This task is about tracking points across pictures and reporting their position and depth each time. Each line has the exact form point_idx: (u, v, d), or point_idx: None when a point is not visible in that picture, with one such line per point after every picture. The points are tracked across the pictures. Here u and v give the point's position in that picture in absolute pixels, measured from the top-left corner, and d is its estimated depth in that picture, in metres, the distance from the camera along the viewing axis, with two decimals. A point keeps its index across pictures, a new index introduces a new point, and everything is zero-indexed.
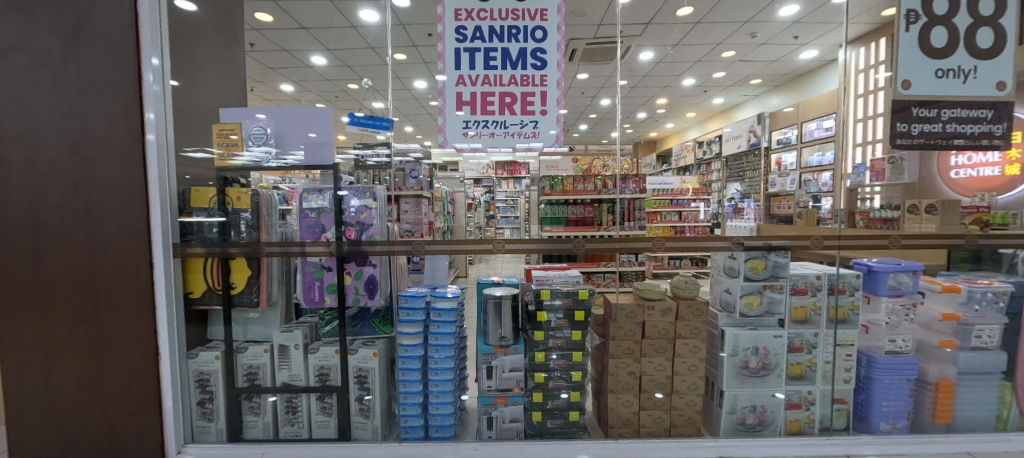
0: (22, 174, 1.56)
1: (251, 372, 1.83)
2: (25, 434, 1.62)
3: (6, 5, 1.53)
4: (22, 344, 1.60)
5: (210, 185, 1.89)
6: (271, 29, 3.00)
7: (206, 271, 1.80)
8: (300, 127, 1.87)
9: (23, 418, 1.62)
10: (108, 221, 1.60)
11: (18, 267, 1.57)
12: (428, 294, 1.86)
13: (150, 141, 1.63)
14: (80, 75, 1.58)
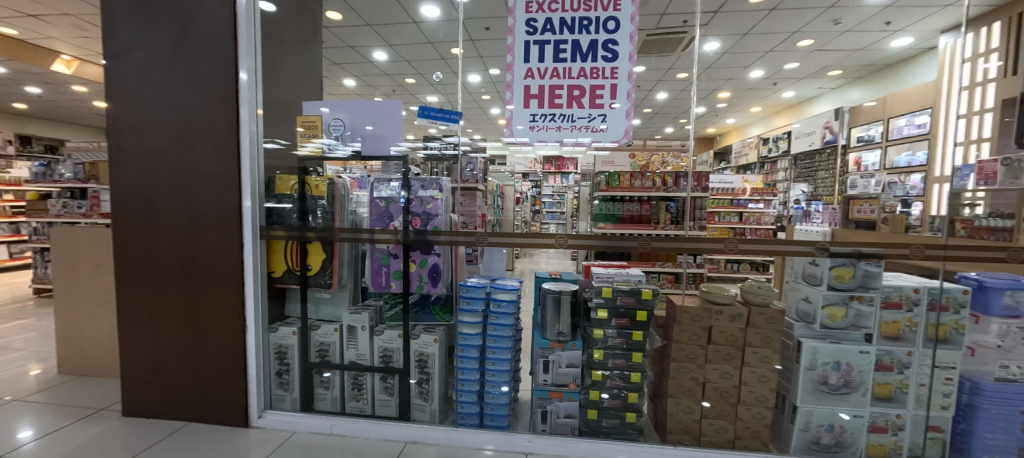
0: (141, 160, 1.77)
1: (322, 349, 1.95)
2: (137, 385, 1.86)
3: (133, 13, 1.74)
4: (138, 308, 1.83)
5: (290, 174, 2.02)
6: (339, 27, 3.10)
7: (287, 253, 1.90)
8: (361, 117, 2.00)
9: (136, 372, 1.86)
10: (207, 204, 1.76)
11: (136, 240, 1.80)
12: (488, 285, 1.89)
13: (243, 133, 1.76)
14: (187, 73, 1.75)
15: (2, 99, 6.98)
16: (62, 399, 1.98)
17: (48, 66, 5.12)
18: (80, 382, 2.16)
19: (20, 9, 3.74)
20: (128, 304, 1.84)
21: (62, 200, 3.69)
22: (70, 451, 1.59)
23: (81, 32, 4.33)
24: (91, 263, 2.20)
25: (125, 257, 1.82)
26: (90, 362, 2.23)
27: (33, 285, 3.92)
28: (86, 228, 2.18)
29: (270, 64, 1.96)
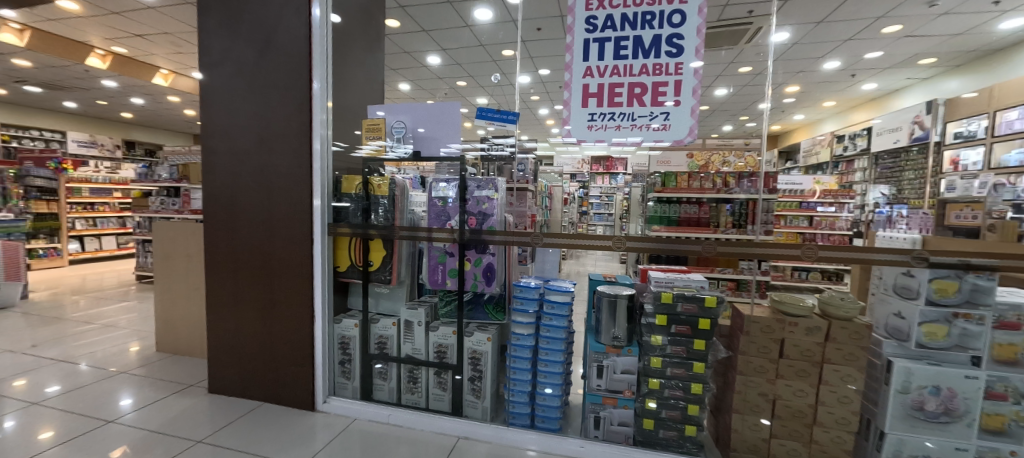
0: (229, 162, 1.95)
1: (381, 342, 2.04)
2: (221, 366, 2.05)
3: (224, 30, 1.91)
4: (223, 296, 2.02)
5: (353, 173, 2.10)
6: (397, 34, 3.28)
7: (350, 250, 2.00)
8: (415, 118, 2.04)
9: (221, 354, 2.05)
10: (282, 203, 1.89)
11: (223, 235, 1.98)
12: (542, 286, 1.90)
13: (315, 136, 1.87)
14: (267, 82, 1.90)
15: (114, 110, 8.07)
16: (159, 374, 2.24)
17: (151, 79, 5.85)
18: (173, 360, 2.42)
19: (131, 31, 4.30)
20: (215, 292, 2.03)
21: (161, 198, 4.19)
22: (167, 422, 1.79)
23: (178, 49, 4.90)
24: (184, 254, 2.46)
25: (214, 249, 2.01)
26: (181, 343, 2.50)
27: (137, 271, 4.49)
28: (182, 222, 2.45)
29: (339, 72, 2.07)
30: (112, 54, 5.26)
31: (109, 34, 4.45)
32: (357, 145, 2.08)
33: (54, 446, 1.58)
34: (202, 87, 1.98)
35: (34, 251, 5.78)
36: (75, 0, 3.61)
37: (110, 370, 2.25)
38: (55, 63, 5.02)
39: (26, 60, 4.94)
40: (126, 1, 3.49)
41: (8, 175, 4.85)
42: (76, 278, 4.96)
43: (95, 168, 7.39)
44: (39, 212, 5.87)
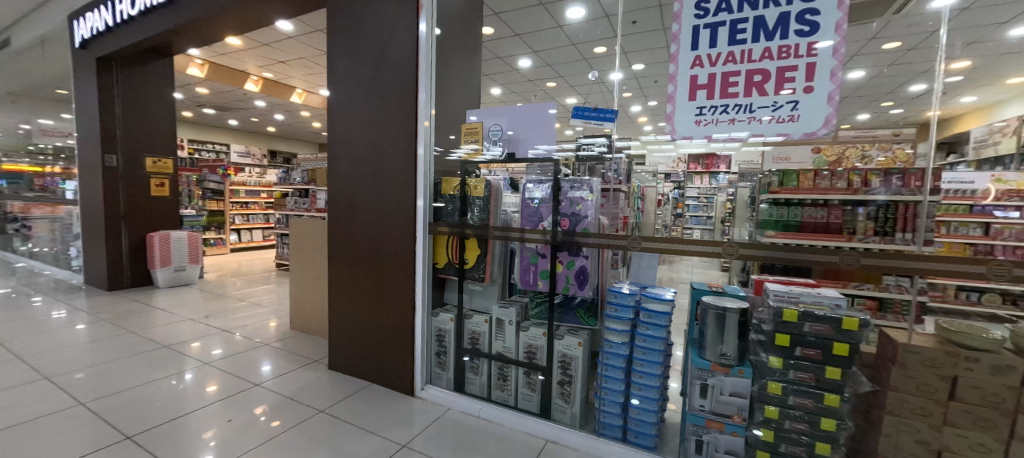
0: (348, 166, 2.17)
1: (473, 338, 2.12)
2: (337, 348, 2.31)
3: (346, 48, 2.11)
4: (341, 286, 2.26)
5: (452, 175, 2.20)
6: (492, 40, 3.48)
7: (448, 248, 2.11)
8: (508, 121, 2.06)
9: (337, 337, 2.31)
10: (391, 202, 2.04)
11: (342, 231, 2.22)
12: (639, 292, 1.79)
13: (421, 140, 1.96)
14: (380, 94, 2.04)
15: (260, 125, 9.81)
16: (291, 348, 2.62)
17: (290, 98, 6.92)
18: (302, 337, 2.82)
19: (277, 58, 5.14)
20: (335, 280, 2.29)
21: (297, 198, 4.99)
22: (298, 390, 2.08)
23: (308, 70, 5.71)
24: (313, 247, 2.85)
25: (335, 244, 2.26)
26: (309, 322, 2.90)
27: (277, 259, 5.37)
28: (310, 218, 2.82)
29: (442, 79, 2.14)
30: (263, 78, 6.37)
31: (260, 62, 5.39)
32: (452, 149, 2.18)
33: (220, 400, 1.94)
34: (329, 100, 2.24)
35: (208, 239, 7.18)
36: (239, 36, 4.42)
37: (257, 341, 2.71)
38: (225, 89, 6.26)
39: (206, 88, 6.23)
40: (273, 33, 4.16)
41: (193, 180, 6.21)
42: (236, 262, 6.13)
43: (249, 173, 9.05)
44: (212, 209, 7.26)
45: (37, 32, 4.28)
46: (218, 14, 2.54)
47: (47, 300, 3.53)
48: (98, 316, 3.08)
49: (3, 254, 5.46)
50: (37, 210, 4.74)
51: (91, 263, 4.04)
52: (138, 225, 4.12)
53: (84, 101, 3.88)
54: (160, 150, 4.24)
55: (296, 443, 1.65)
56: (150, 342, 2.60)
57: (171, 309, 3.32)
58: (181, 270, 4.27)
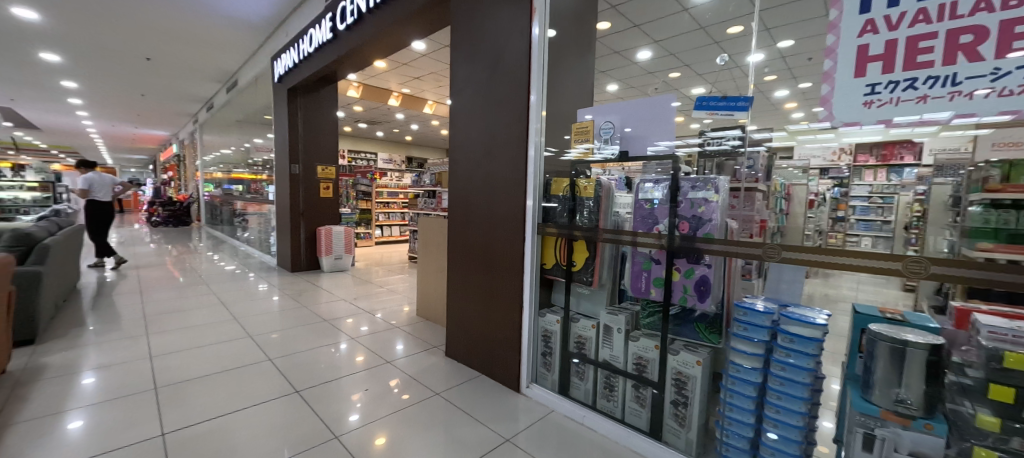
0: (465, 169, 2.33)
1: (580, 342, 2.07)
2: (452, 337, 2.51)
3: (467, 60, 2.27)
4: (457, 280, 2.45)
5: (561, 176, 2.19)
6: (608, 36, 3.38)
7: (556, 249, 2.10)
8: (623, 117, 1.94)
9: (452, 327, 2.50)
10: (503, 203, 2.11)
11: (458, 229, 2.40)
12: (778, 312, 1.49)
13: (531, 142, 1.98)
14: (494, 100, 2.13)
15: (397, 135, 11.37)
16: (416, 332, 2.95)
17: (423, 109, 7.69)
18: (424, 323, 3.14)
19: (413, 75, 5.86)
20: (453, 275, 2.49)
21: (426, 199, 5.60)
22: (420, 371, 2.32)
23: (437, 83, 6.33)
24: (435, 243, 3.14)
25: (452, 241, 2.46)
26: (430, 310, 3.22)
27: (409, 253, 6.12)
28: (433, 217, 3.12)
29: (554, 80, 2.13)
30: (402, 94, 7.24)
31: (399, 79, 6.21)
32: (565, 149, 2.17)
33: (363, 369, 2.30)
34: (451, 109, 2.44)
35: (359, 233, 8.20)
36: (384, 59, 5.18)
37: (392, 323, 3.12)
38: (374, 105, 7.41)
39: (359, 106, 7.48)
40: (410, 53, 4.75)
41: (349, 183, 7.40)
42: (377, 253, 7.21)
43: (391, 175, 9.86)
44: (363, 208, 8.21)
45: (252, 74, 5.74)
46: (370, 44, 3.01)
47: (257, 276, 4.68)
48: (286, 291, 3.96)
49: (233, 240, 7.46)
50: (252, 208, 6.34)
51: (281, 249, 5.15)
52: (312, 220, 5.05)
53: (279, 122, 4.88)
54: (326, 159, 5.14)
55: (418, 419, 1.85)
56: (317, 315, 3.22)
57: (332, 289, 4.07)
58: (339, 258, 5.08)
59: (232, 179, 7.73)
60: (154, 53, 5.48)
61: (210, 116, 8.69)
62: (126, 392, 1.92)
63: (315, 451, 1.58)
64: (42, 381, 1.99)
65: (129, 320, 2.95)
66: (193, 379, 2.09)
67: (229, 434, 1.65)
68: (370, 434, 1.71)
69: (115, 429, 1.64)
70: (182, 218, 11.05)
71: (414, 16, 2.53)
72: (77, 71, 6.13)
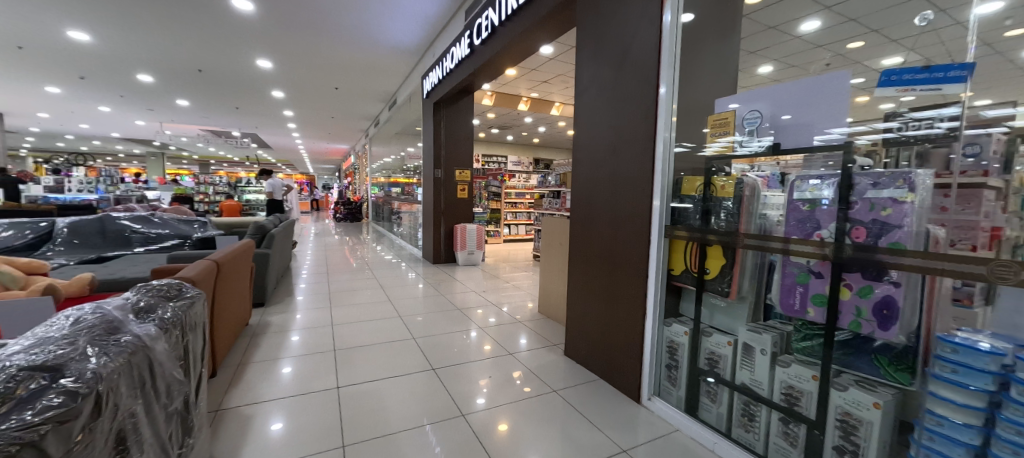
0: (588, 169, 2.31)
1: (712, 359, 1.84)
2: (569, 337, 2.53)
3: (592, 59, 2.25)
4: (576, 281, 2.45)
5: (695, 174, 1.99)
6: (759, 10, 2.91)
7: (686, 254, 1.91)
8: (779, 103, 1.63)
9: (570, 326, 2.52)
10: (627, 203, 2.02)
11: (580, 230, 2.40)
12: (1014, 353, 1.06)
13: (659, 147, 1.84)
14: (621, 96, 2.05)
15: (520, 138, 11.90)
16: (537, 329, 3.04)
17: (551, 111, 7.25)
18: (545, 320, 3.22)
19: (541, 79, 5.69)
20: (573, 275, 2.49)
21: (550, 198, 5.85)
22: (538, 366, 2.41)
23: (565, 86, 6.03)
24: (557, 242, 3.16)
25: (573, 241, 2.48)
26: (551, 309, 3.27)
27: (533, 252, 6.27)
28: (554, 217, 3.19)
29: (689, 68, 1.93)
30: (532, 97, 6.91)
31: (529, 85, 6.06)
32: (704, 144, 1.96)
33: (489, 358, 2.48)
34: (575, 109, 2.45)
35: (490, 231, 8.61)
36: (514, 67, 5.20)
37: (516, 317, 3.29)
38: (506, 112, 7.35)
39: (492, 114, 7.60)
40: (537, 58, 4.71)
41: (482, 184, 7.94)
42: (504, 249, 7.65)
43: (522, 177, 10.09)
44: (493, 208, 8.66)
45: (402, 94, 6.71)
46: (502, 54, 3.23)
47: (406, 265, 5.48)
48: (428, 280, 4.55)
49: (391, 234, 8.91)
50: (405, 207, 7.50)
51: (426, 244, 5.81)
52: (451, 219, 5.51)
53: (426, 134, 5.46)
54: (464, 163, 5.52)
55: (536, 412, 1.91)
56: (452, 304, 3.61)
57: (464, 281, 4.50)
58: (472, 253, 5.47)
59: (388, 183, 9.28)
60: (339, 83, 6.58)
61: (374, 131, 10.61)
62: (317, 350, 2.48)
63: (446, 425, 1.77)
64: (270, 333, 2.72)
65: (322, 295, 3.77)
66: (361, 346, 2.57)
67: (383, 397, 1.96)
68: (493, 418, 1.83)
69: (310, 378, 2.13)
70: (355, 214, 13.67)
71: (543, 21, 2.63)
72: (292, 104, 8.02)
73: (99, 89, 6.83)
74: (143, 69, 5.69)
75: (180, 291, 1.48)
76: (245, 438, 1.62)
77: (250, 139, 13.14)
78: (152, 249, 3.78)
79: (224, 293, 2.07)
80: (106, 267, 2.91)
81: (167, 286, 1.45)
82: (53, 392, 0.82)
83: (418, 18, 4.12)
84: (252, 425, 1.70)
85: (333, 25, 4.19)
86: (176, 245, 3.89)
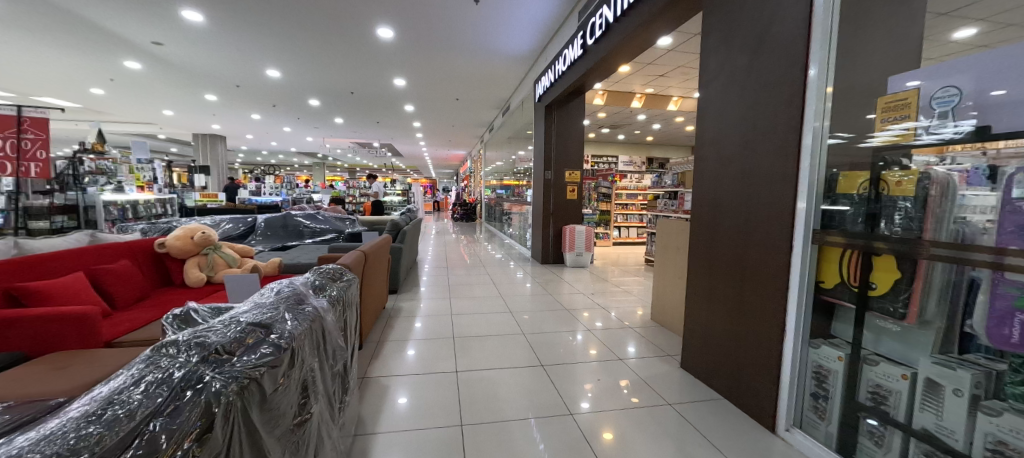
0: (713, 166, 2.12)
1: (878, 393, 1.47)
2: (688, 349, 2.34)
3: (722, 46, 2.05)
4: (696, 288, 2.26)
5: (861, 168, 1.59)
6: None
7: (843, 265, 1.58)
8: (985, 74, 1.16)
9: (688, 337, 2.33)
10: (762, 204, 1.79)
11: (702, 233, 2.21)
12: None
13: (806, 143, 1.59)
14: (757, 82, 1.82)
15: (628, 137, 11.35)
16: (650, 337, 2.89)
17: (667, 107, 6.79)
18: (659, 329, 3.03)
19: (658, 73, 5.39)
20: (693, 283, 2.29)
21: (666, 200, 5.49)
22: (650, 376, 2.29)
23: (685, 78, 5.60)
24: (674, 247, 2.94)
25: (693, 246, 2.30)
26: (667, 317, 3.06)
27: (646, 256, 5.88)
28: (671, 220, 2.98)
29: (859, 41, 1.60)
30: (647, 93, 6.57)
31: (643, 80, 5.80)
32: (866, 135, 1.57)
33: (596, 362, 2.46)
34: (699, 102, 2.26)
35: (598, 232, 8.35)
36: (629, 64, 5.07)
37: (625, 323, 3.18)
38: (617, 111, 7.13)
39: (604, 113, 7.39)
40: (655, 51, 4.51)
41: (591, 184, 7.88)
42: (612, 253, 7.36)
43: (632, 177, 9.56)
44: (603, 210, 8.38)
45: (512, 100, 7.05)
46: (616, 51, 3.18)
47: (515, 264, 5.72)
48: (536, 279, 4.69)
49: (501, 234, 9.43)
50: (514, 208, 7.84)
51: (535, 244, 5.98)
52: (559, 219, 5.58)
53: (536, 137, 5.66)
54: (573, 164, 5.56)
55: (646, 423, 1.81)
56: (560, 304, 3.66)
57: (572, 283, 4.49)
58: (580, 255, 5.43)
59: (500, 185, 9.87)
60: (461, 93, 7.16)
61: (485, 137, 11.39)
62: (439, 335, 2.77)
63: (552, 422, 1.79)
64: (403, 317, 3.15)
65: (444, 287, 4.18)
66: (477, 336, 2.79)
67: (495, 387, 2.08)
68: (599, 423, 1.79)
69: (433, 359, 2.39)
70: (469, 214, 14.71)
71: (664, 12, 2.50)
72: (422, 116, 9.06)
73: (287, 114, 8.81)
74: (315, 96, 7.13)
75: (340, 274, 1.75)
76: (378, 405, 1.88)
77: (386, 149, 15.33)
78: (316, 240, 4.66)
79: (370, 279, 2.45)
80: (289, 253, 3.71)
81: (332, 271, 1.73)
82: (265, 344, 1.03)
83: (533, 25, 4.26)
84: (386, 395, 1.98)
85: (455, 43, 4.64)
86: (333, 238, 4.74)
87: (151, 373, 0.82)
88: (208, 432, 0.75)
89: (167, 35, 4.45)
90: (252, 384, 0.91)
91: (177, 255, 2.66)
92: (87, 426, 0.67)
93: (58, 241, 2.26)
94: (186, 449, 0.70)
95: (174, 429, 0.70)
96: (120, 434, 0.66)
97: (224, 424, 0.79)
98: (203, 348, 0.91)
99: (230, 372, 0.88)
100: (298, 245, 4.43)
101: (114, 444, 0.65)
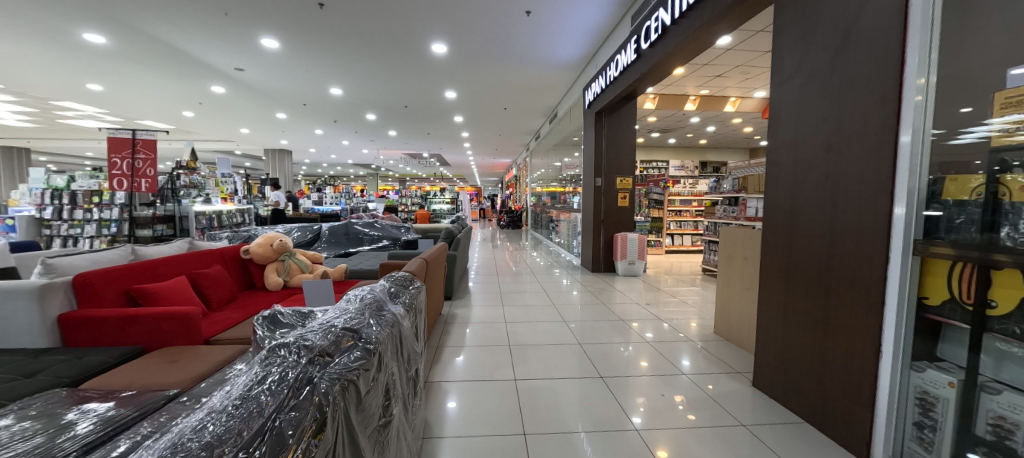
0: (790, 171, 1.99)
1: (1003, 427, 1.28)
2: (762, 367, 2.18)
3: (800, 44, 1.93)
4: (771, 301, 2.12)
5: (974, 172, 1.35)
6: None
7: (954, 279, 1.39)
8: None
9: (763, 355, 2.18)
10: (850, 211, 1.65)
11: (778, 243, 2.07)
12: None
13: (904, 142, 1.45)
14: (843, 80, 1.70)
15: None
16: (715, 352, 2.73)
17: (723, 108, 6.50)
18: (724, 344, 2.87)
19: (713, 74, 5.18)
20: (768, 295, 2.15)
21: (725, 207, 5.22)
22: (717, 395, 2.16)
23: (744, 77, 5.31)
24: (741, 256, 2.78)
25: (767, 256, 2.16)
26: (733, 331, 2.89)
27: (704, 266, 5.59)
28: (736, 229, 2.83)
29: None
30: (700, 96, 6.36)
31: (697, 82, 5.60)
32: (959, 129, 1.39)
33: (650, 375, 2.37)
34: (774, 103, 2.13)
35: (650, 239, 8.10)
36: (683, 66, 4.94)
37: (681, 335, 3.06)
38: (669, 114, 6.90)
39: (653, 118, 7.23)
40: (711, 52, 4.36)
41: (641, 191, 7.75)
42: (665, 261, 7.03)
43: (685, 182, 9.22)
44: (654, 216, 8.15)
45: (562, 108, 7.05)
46: (675, 54, 3.09)
47: (563, 272, 5.66)
48: (586, 288, 4.61)
49: (547, 241, 9.42)
50: (561, 215, 7.78)
51: (584, 252, 5.90)
52: (610, 227, 5.48)
53: (587, 143, 5.62)
54: (624, 170, 5.45)
55: (715, 442, 1.72)
56: (613, 314, 3.58)
57: (624, 292, 4.38)
58: (633, 263, 5.29)
59: (546, 192, 9.86)
60: (509, 103, 7.29)
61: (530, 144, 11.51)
62: (494, 343, 2.82)
63: (602, 435, 1.74)
64: (458, 323, 3.24)
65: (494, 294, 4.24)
66: (532, 345, 2.78)
67: (553, 395, 2.08)
68: (654, 441, 1.71)
69: (488, 367, 2.42)
70: (514, 221, 14.76)
71: (729, 10, 2.40)
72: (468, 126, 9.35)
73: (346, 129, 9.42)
74: (372, 111, 7.61)
75: (410, 282, 1.84)
76: (429, 409, 1.94)
77: (434, 160, 15.87)
78: (373, 246, 4.90)
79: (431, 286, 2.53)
80: (353, 260, 3.94)
81: (401, 279, 1.81)
82: (358, 348, 1.05)
83: (582, 32, 4.25)
84: (439, 398, 2.04)
85: (504, 53, 4.73)
86: (388, 245, 4.97)
87: (270, 374, 0.85)
88: (323, 431, 0.74)
89: (247, 61, 4.93)
90: (350, 385, 0.92)
91: (259, 260, 2.94)
92: (227, 419, 0.69)
93: (165, 248, 2.57)
94: (307, 443, 0.69)
95: (296, 425, 0.70)
96: (253, 429, 0.67)
97: (332, 421, 0.79)
98: (309, 351, 0.95)
99: (333, 373, 0.89)
100: (358, 251, 4.72)
101: (248, 438, 0.65)
